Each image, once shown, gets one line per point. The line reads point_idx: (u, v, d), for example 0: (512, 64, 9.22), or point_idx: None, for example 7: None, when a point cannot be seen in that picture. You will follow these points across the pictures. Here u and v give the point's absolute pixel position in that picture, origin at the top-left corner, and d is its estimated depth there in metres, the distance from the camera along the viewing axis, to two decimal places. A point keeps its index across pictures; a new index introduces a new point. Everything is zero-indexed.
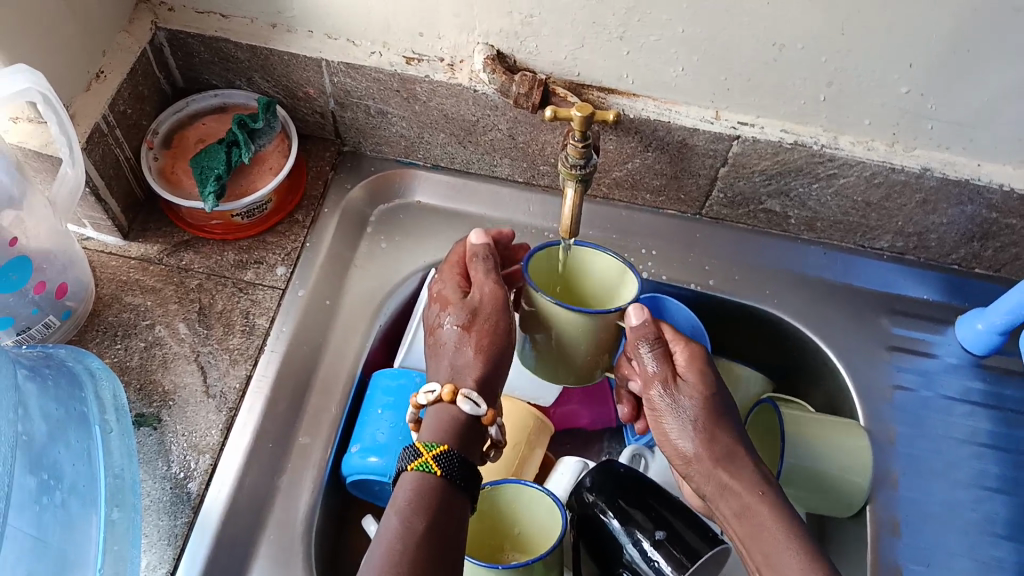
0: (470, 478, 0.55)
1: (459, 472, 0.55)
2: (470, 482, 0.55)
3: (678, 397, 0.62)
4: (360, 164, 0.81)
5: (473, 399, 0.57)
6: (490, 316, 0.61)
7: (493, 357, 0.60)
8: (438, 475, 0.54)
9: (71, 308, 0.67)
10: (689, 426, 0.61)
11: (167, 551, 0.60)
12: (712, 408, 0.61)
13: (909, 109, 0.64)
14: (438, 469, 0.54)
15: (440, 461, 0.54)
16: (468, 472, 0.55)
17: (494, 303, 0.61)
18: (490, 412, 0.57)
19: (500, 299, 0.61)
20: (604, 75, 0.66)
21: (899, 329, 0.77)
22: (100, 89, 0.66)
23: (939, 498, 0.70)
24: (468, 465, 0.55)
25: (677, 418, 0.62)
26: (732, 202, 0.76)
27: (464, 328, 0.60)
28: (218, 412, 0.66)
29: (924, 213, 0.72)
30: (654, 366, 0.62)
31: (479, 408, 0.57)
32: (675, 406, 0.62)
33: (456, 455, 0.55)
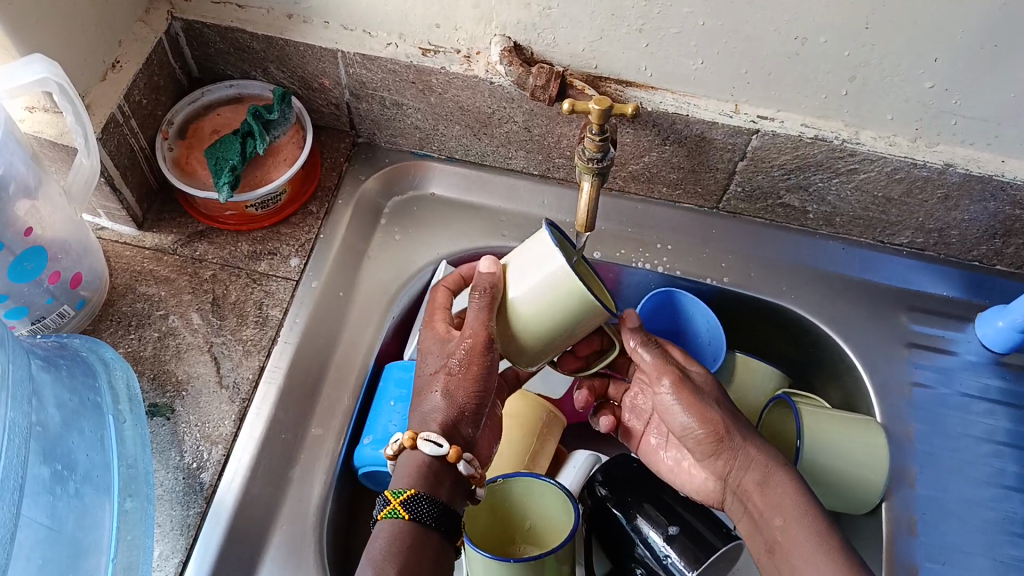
0: (442, 516, 0.55)
1: (427, 511, 0.54)
2: (445, 521, 0.55)
3: (692, 384, 0.61)
4: (374, 155, 0.81)
5: (434, 440, 0.56)
6: (465, 366, 0.58)
7: (463, 399, 0.59)
8: (405, 519, 0.54)
9: (86, 298, 0.67)
10: (711, 405, 0.61)
11: (180, 541, 0.60)
12: (722, 397, 0.62)
13: (933, 104, 0.63)
14: (405, 513, 0.54)
15: (407, 506, 0.54)
16: (439, 511, 0.55)
17: (472, 346, 0.58)
18: (453, 450, 0.56)
19: (483, 338, 0.58)
20: (622, 68, 0.66)
21: (918, 326, 0.77)
22: (116, 79, 0.66)
23: (956, 496, 0.69)
24: (437, 504, 0.55)
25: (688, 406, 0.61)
26: (750, 197, 0.75)
27: (444, 371, 0.59)
28: (232, 403, 0.66)
29: (946, 210, 0.71)
30: (657, 359, 0.62)
31: (441, 448, 0.56)
32: (692, 392, 0.61)
33: (424, 495, 0.55)
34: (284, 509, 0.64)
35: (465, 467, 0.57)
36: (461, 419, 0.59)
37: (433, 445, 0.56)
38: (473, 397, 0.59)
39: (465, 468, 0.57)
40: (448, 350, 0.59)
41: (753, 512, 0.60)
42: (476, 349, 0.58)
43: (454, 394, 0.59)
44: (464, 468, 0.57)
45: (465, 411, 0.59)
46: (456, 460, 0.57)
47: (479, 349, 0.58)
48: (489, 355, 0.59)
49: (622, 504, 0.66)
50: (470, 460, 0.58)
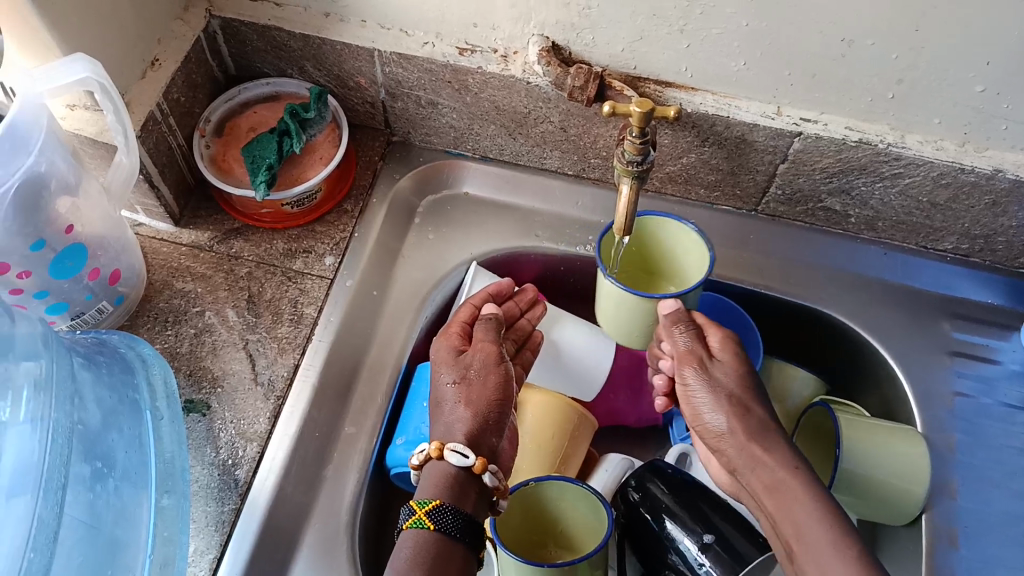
0: (467, 529, 0.55)
1: (452, 522, 0.54)
2: (470, 533, 0.55)
3: (712, 373, 0.61)
4: (409, 154, 0.80)
5: (461, 451, 0.57)
6: (483, 374, 0.62)
7: (484, 408, 0.60)
8: (431, 530, 0.54)
9: (124, 294, 0.67)
10: (723, 400, 0.60)
11: (214, 538, 0.60)
12: (749, 381, 0.61)
13: (982, 108, 0.61)
14: (432, 524, 0.54)
15: (433, 516, 0.54)
16: (464, 523, 0.55)
17: (485, 357, 0.62)
18: (479, 461, 0.56)
19: (491, 351, 0.63)
20: (662, 69, 0.65)
21: (960, 334, 0.75)
22: (155, 77, 0.66)
23: (998, 510, 0.68)
24: (462, 516, 0.55)
25: (710, 393, 0.60)
26: (789, 200, 0.74)
27: (462, 383, 0.61)
28: (266, 401, 0.66)
29: (993, 216, 0.70)
30: (687, 344, 0.62)
31: (467, 459, 0.56)
32: (708, 383, 0.61)
33: (450, 507, 0.55)
34: (317, 506, 0.64)
35: (491, 478, 0.57)
36: (485, 429, 0.60)
37: (459, 456, 0.57)
38: (495, 407, 0.61)
39: (489, 479, 0.57)
40: (463, 363, 0.62)
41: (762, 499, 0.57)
42: (490, 358, 0.62)
43: (476, 402, 0.60)
44: (489, 479, 0.57)
45: (487, 422, 0.60)
46: (482, 472, 0.57)
47: (494, 358, 0.62)
48: (503, 364, 0.62)
49: (656, 510, 0.65)
50: (495, 472, 0.57)
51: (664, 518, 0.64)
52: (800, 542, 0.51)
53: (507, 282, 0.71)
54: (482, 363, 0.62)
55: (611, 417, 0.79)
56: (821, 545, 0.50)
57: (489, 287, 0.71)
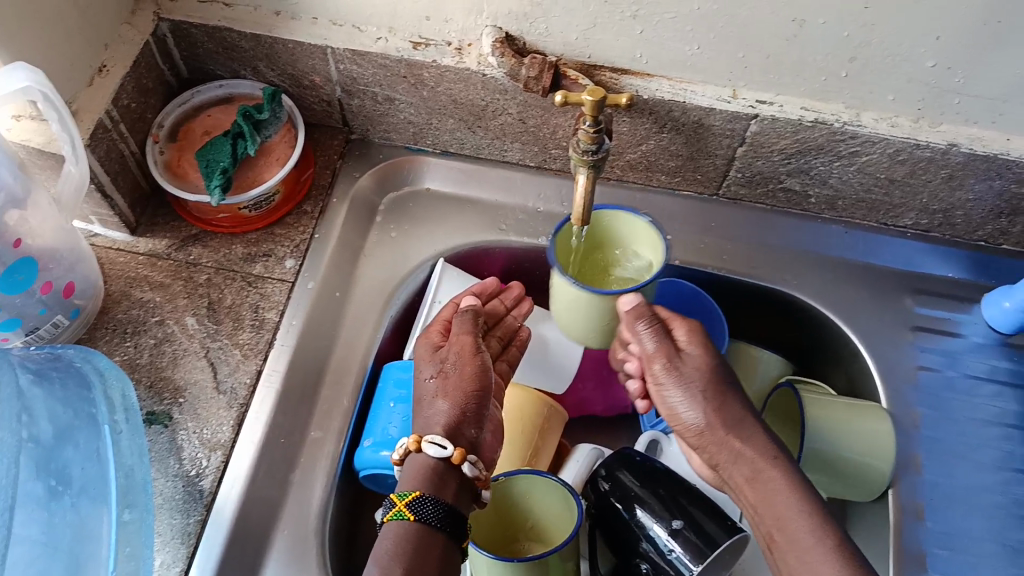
0: (449, 519, 0.54)
1: (434, 513, 0.54)
2: (454, 524, 0.55)
3: (682, 369, 0.58)
4: (368, 152, 0.79)
5: (438, 442, 0.56)
6: (459, 365, 0.61)
7: (462, 400, 0.59)
8: (412, 521, 0.53)
9: (80, 306, 0.66)
10: (698, 396, 0.58)
11: (181, 549, 0.60)
12: (720, 376, 0.59)
13: (935, 84, 0.62)
14: (412, 515, 0.53)
15: (413, 507, 0.53)
16: (446, 513, 0.54)
17: (462, 350, 0.62)
18: (457, 452, 0.56)
19: (468, 343, 0.62)
20: (617, 56, 0.64)
21: (923, 309, 0.75)
22: (103, 84, 0.65)
23: (964, 482, 0.68)
24: (444, 506, 0.54)
25: (683, 391, 0.58)
26: (750, 182, 0.74)
27: (440, 377, 0.61)
28: (231, 408, 0.65)
29: (950, 190, 0.70)
30: (656, 341, 0.59)
31: (445, 450, 0.56)
32: (678, 379, 0.58)
33: (430, 498, 0.54)
34: (286, 512, 0.63)
35: (470, 468, 0.57)
36: (463, 422, 0.59)
37: (437, 447, 0.56)
38: (472, 398, 0.59)
39: (469, 470, 0.56)
40: (441, 358, 0.62)
41: (738, 482, 0.57)
42: (466, 351, 0.61)
43: (453, 395, 0.59)
44: (469, 470, 0.56)
45: (466, 412, 0.59)
46: (460, 462, 0.56)
47: (469, 349, 0.61)
48: (479, 355, 0.61)
49: (626, 499, 0.65)
50: (474, 461, 0.57)
51: (635, 506, 0.64)
52: (783, 537, 0.53)
53: (490, 282, 0.71)
54: (459, 354, 0.62)
55: (580, 407, 0.80)
56: (806, 541, 0.52)
57: (474, 286, 0.71)
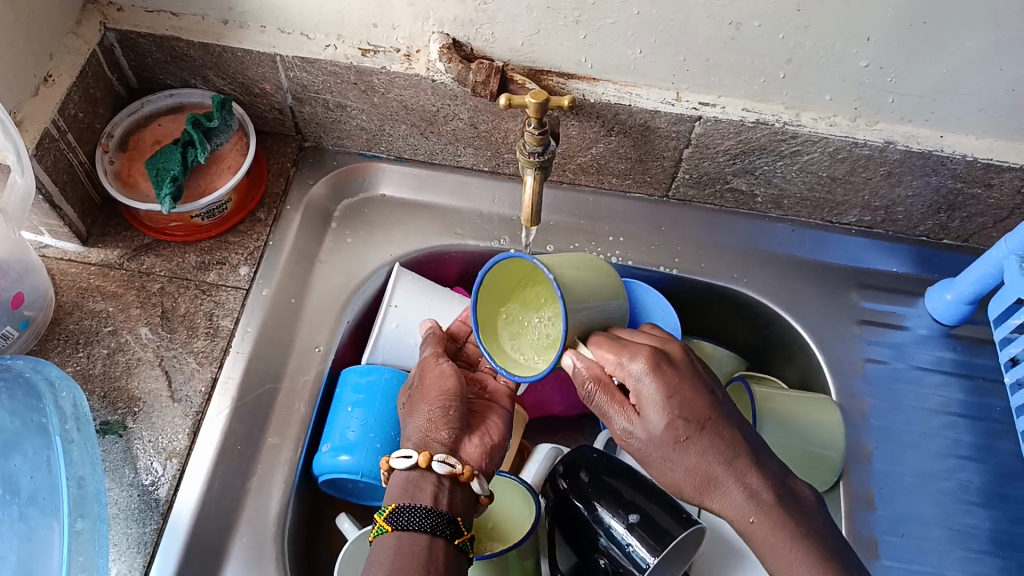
0: (433, 521, 0.54)
1: (413, 518, 0.54)
2: (440, 522, 0.54)
3: (640, 431, 0.52)
4: (322, 159, 0.80)
5: (403, 454, 0.57)
6: (421, 379, 0.63)
7: (424, 406, 0.60)
8: (393, 530, 0.54)
9: (30, 318, 0.65)
10: (666, 458, 0.52)
11: (137, 559, 0.60)
12: (688, 433, 0.51)
13: (869, 84, 0.64)
14: (390, 526, 0.54)
15: (390, 520, 0.54)
16: (429, 516, 0.54)
17: (424, 366, 0.64)
18: (421, 455, 0.56)
19: (430, 360, 0.64)
20: (562, 61, 0.66)
21: (869, 303, 0.78)
22: (49, 94, 0.64)
23: (912, 469, 0.70)
24: (424, 510, 0.54)
25: (650, 452, 0.53)
26: (698, 182, 0.76)
27: (408, 397, 0.63)
28: (185, 417, 0.65)
29: (890, 186, 0.72)
30: (607, 401, 0.53)
31: (410, 458, 0.57)
32: (641, 442, 0.52)
33: (408, 506, 0.55)
34: (243, 519, 0.63)
35: (442, 465, 0.56)
36: (430, 425, 0.59)
37: (403, 458, 0.57)
38: (435, 403, 0.60)
39: (439, 467, 0.56)
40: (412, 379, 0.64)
41: None
42: (426, 365, 0.64)
43: (417, 405, 0.61)
44: (439, 467, 0.56)
45: (433, 418, 0.60)
46: (429, 464, 0.56)
47: (428, 363, 0.64)
48: (438, 363, 0.63)
49: (584, 495, 0.66)
50: (445, 459, 0.57)
51: (593, 502, 0.65)
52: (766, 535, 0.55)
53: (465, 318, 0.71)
54: (423, 372, 0.64)
55: (540, 408, 0.80)
56: None
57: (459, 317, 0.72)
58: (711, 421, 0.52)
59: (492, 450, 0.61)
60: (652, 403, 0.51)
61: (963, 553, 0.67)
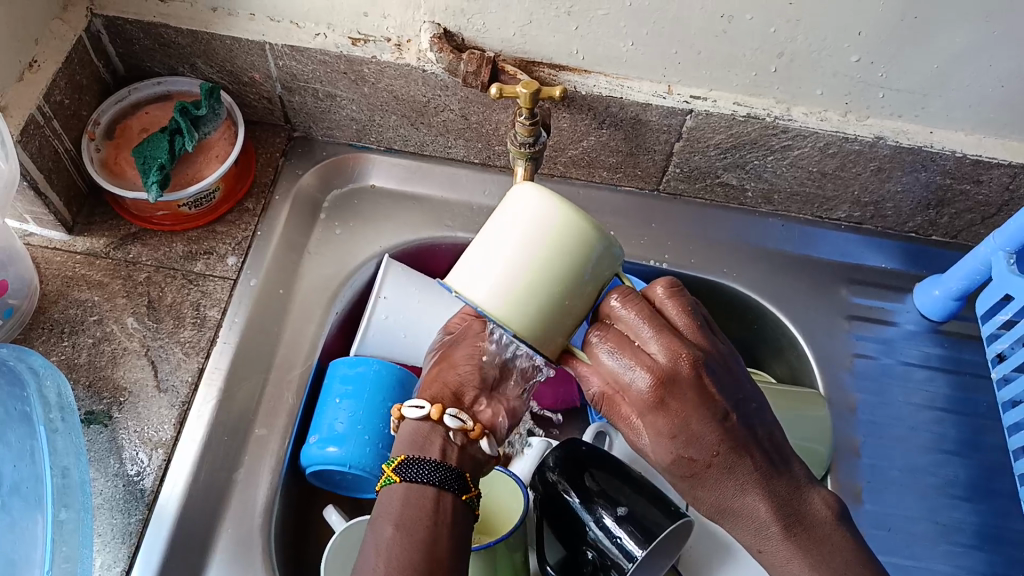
0: (441, 476, 0.53)
1: (422, 471, 0.53)
2: (449, 478, 0.53)
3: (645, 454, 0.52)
4: (312, 149, 0.79)
5: (415, 405, 0.57)
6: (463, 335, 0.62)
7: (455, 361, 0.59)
8: (399, 482, 0.54)
9: (14, 306, 0.65)
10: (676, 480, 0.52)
11: (122, 550, 0.59)
12: (694, 457, 0.50)
13: (860, 78, 0.64)
14: (399, 477, 0.54)
15: (399, 471, 0.54)
16: (437, 470, 0.54)
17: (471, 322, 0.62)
18: (434, 407, 0.56)
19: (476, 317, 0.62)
20: (554, 52, 0.65)
21: (859, 298, 0.78)
22: (34, 79, 0.64)
23: (900, 464, 0.71)
24: (433, 464, 0.54)
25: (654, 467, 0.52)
26: (689, 176, 0.76)
27: (445, 347, 0.62)
28: (172, 407, 0.65)
29: (880, 182, 0.72)
30: (611, 412, 0.52)
31: (422, 409, 0.56)
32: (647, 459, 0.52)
33: (417, 459, 0.54)
34: (230, 510, 0.63)
35: (453, 420, 0.55)
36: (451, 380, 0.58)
37: (415, 408, 0.57)
38: (463, 360, 0.59)
39: (450, 421, 0.55)
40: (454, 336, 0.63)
41: None
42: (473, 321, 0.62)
43: (449, 359, 0.60)
44: (451, 420, 0.55)
45: (459, 373, 0.59)
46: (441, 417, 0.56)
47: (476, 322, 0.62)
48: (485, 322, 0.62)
49: (573, 488, 0.66)
50: (457, 413, 0.56)
51: (583, 495, 0.65)
52: None
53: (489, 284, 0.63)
54: (465, 329, 0.62)
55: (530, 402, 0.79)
56: None
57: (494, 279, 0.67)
58: (720, 456, 0.50)
59: (513, 414, 0.59)
60: (650, 434, 0.50)
61: (949, 548, 0.68)
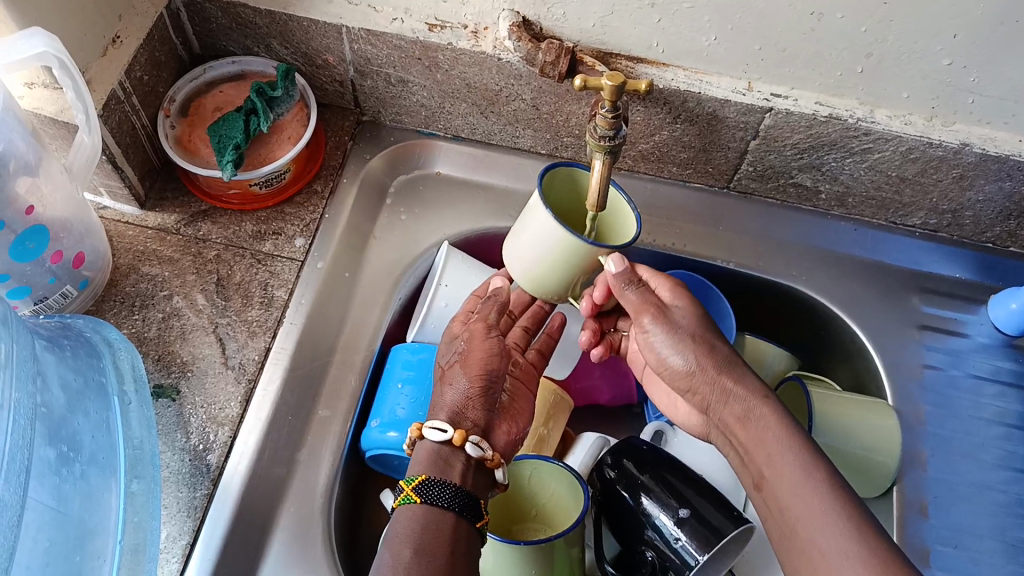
0: (461, 500, 0.54)
1: (441, 495, 0.53)
2: (468, 506, 0.54)
3: (669, 316, 0.59)
4: (379, 134, 0.79)
5: (438, 427, 0.57)
6: (472, 348, 0.63)
7: (469, 384, 0.61)
8: (420, 503, 0.53)
9: (89, 277, 0.66)
10: (687, 341, 0.58)
11: (186, 523, 0.60)
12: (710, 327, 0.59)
13: (950, 82, 0.62)
14: (419, 498, 0.53)
15: (420, 491, 0.54)
16: (456, 495, 0.54)
17: (479, 342, 0.63)
18: (456, 434, 0.57)
19: (483, 330, 0.64)
20: (633, 44, 0.64)
21: (930, 308, 0.76)
22: (116, 55, 0.64)
23: (968, 479, 0.69)
24: (452, 488, 0.54)
25: (671, 335, 0.58)
26: (761, 176, 0.74)
27: (457, 360, 0.62)
28: (238, 384, 0.65)
29: (960, 190, 0.70)
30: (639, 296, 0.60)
31: (445, 433, 0.57)
32: (666, 327, 0.59)
33: (437, 480, 0.54)
34: (291, 490, 0.63)
35: (475, 448, 0.57)
36: (469, 405, 0.60)
37: (437, 431, 0.57)
38: (476, 380, 0.61)
39: (471, 450, 0.57)
40: (454, 345, 0.64)
41: None
42: (478, 334, 0.63)
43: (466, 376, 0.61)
44: (471, 450, 0.57)
45: (471, 395, 0.60)
46: (462, 443, 0.57)
47: (480, 334, 0.63)
48: (491, 338, 0.63)
49: (631, 486, 0.65)
50: (478, 441, 0.57)
51: (641, 493, 0.64)
52: None
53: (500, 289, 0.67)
54: (470, 340, 0.64)
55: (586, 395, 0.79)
56: None
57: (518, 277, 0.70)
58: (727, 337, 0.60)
59: (517, 437, 0.63)
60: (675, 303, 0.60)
61: (1016, 568, 0.66)
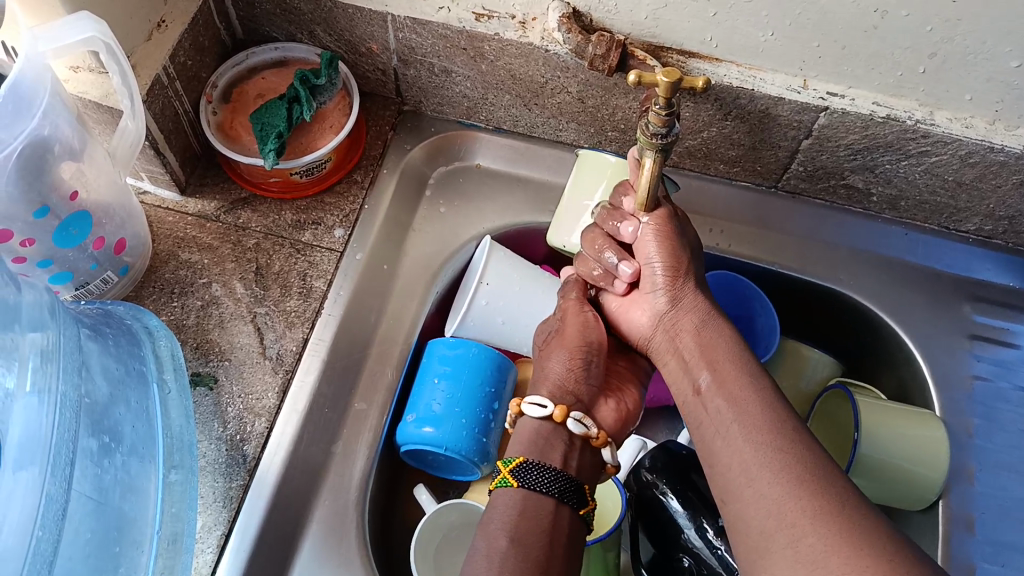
0: (562, 486, 0.52)
1: (540, 480, 0.52)
2: (569, 492, 0.53)
3: (665, 224, 0.60)
4: (420, 124, 0.78)
5: (538, 403, 0.56)
6: (565, 324, 0.62)
7: (567, 357, 0.60)
8: (517, 487, 0.52)
9: (129, 264, 0.65)
10: (666, 248, 0.60)
11: (222, 514, 0.60)
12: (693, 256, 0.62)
13: (1016, 84, 0.59)
14: (515, 481, 0.52)
15: (517, 474, 0.53)
16: (556, 480, 0.52)
17: (573, 318, 0.63)
18: (558, 409, 0.55)
19: (576, 308, 0.63)
20: (685, 39, 0.63)
21: (980, 317, 0.74)
22: (161, 40, 0.64)
23: (1016, 496, 0.67)
24: (553, 473, 0.53)
25: (655, 243, 0.60)
26: (811, 176, 0.72)
27: (552, 337, 0.62)
28: (275, 375, 0.65)
29: (1020, 197, 0.68)
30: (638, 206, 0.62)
31: (546, 408, 0.56)
32: (657, 233, 0.60)
33: (536, 465, 0.53)
34: (327, 483, 0.63)
35: (577, 425, 0.56)
36: (573, 376, 0.59)
37: (536, 407, 0.56)
38: (575, 352, 0.60)
39: (573, 425, 0.56)
40: (547, 326, 0.64)
41: None
42: (572, 310, 0.63)
43: (560, 352, 0.60)
44: (573, 425, 0.56)
45: (574, 368, 0.59)
46: (564, 419, 0.56)
47: (572, 309, 0.63)
48: (585, 312, 0.63)
49: (671, 491, 0.64)
50: (580, 419, 0.56)
51: (680, 500, 0.63)
52: None
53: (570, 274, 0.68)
54: (563, 317, 0.63)
55: None
56: None
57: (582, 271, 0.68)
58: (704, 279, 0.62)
59: (625, 416, 0.61)
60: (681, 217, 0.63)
61: None
